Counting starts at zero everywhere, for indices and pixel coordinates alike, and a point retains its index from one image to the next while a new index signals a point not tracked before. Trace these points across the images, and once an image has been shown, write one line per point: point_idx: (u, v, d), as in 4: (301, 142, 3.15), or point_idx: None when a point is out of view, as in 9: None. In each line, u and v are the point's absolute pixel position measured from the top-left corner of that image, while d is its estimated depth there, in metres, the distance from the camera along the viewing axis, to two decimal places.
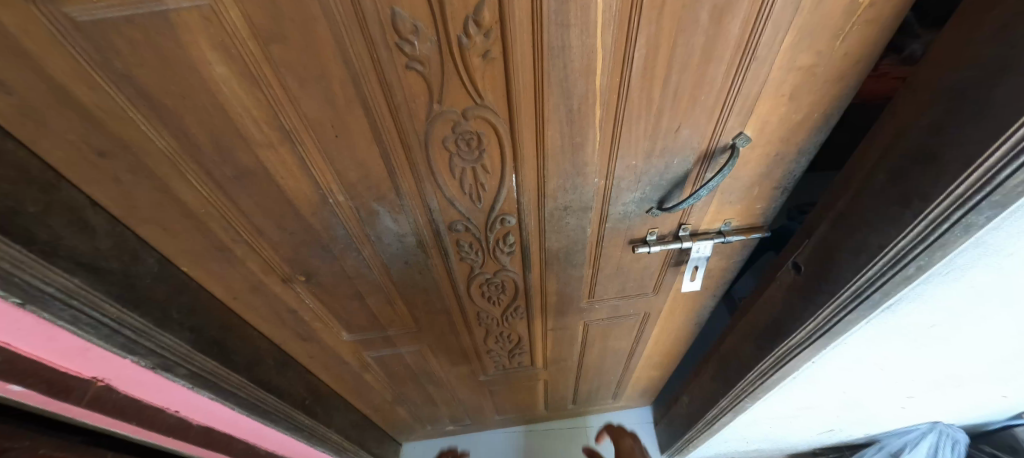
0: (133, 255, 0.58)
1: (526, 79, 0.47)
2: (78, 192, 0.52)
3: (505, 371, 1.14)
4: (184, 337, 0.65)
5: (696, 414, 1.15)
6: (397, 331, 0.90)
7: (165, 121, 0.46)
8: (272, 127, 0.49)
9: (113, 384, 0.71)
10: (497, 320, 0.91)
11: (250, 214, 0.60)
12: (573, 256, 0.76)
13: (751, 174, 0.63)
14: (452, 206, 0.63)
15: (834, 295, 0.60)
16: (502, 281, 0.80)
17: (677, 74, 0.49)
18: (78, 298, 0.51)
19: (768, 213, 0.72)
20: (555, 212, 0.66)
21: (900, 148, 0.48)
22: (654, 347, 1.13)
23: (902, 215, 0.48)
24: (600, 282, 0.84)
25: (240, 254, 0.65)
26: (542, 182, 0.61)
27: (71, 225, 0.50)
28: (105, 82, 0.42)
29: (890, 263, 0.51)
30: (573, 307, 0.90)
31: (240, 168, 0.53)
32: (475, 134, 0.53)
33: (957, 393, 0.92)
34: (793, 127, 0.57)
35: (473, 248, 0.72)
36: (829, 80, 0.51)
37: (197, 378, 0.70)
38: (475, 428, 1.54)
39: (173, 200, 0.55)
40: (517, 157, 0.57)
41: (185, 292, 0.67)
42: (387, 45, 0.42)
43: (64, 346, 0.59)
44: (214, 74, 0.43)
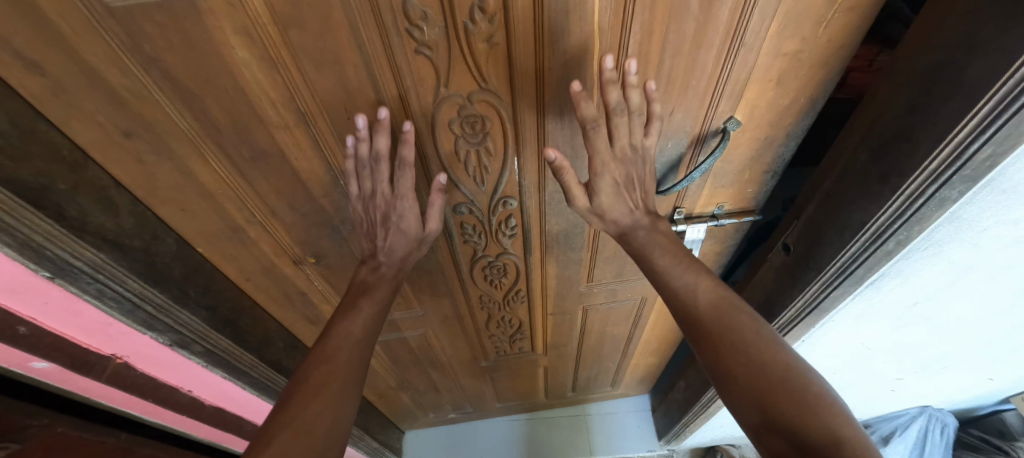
0: (153, 234, 0.61)
1: (527, 63, 0.50)
2: (103, 172, 0.54)
3: (506, 356, 1.17)
4: (200, 315, 0.68)
5: (693, 399, 1.18)
6: (401, 314, 0.93)
7: (187, 102, 0.49)
8: (288, 109, 0.52)
9: (132, 362, 0.73)
10: (499, 303, 0.94)
11: (265, 195, 0.63)
12: (572, 239, 0.79)
13: (741, 159, 0.66)
14: (457, 188, 0.66)
15: (821, 272, 0.63)
16: (504, 264, 0.83)
17: (670, 59, 0.52)
18: (104, 273, 0.54)
19: (759, 197, 0.75)
20: (555, 195, 0.69)
21: (879, 130, 0.51)
22: (652, 333, 1.16)
23: (881, 192, 0.51)
24: (599, 266, 0.87)
25: (254, 235, 0.68)
26: (543, 165, 0.64)
27: (97, 203, 0.53)
28: (134, 65, 0.45)
29: (871, 239, 0.54)
30: (572, 292, 0.93)
31: (256, 150, 0.56)
32: (479, 117, 0.56)
33: (944, 375, 0.95)
34: (781, 112, 0.60)
35: (476, 231, 0.74)
36: (814, 65, 0.54)
37: (212, 355, 0.73)
38: (476, 416, 1.58)
39: (192, 181, 0.58)
40: (519, 140, 0.60)
41: (200, 272, 0.69)
42: (398, 31, 0.45)
43: (87, 322, 0.62)
44: (236, 58, 0.45)
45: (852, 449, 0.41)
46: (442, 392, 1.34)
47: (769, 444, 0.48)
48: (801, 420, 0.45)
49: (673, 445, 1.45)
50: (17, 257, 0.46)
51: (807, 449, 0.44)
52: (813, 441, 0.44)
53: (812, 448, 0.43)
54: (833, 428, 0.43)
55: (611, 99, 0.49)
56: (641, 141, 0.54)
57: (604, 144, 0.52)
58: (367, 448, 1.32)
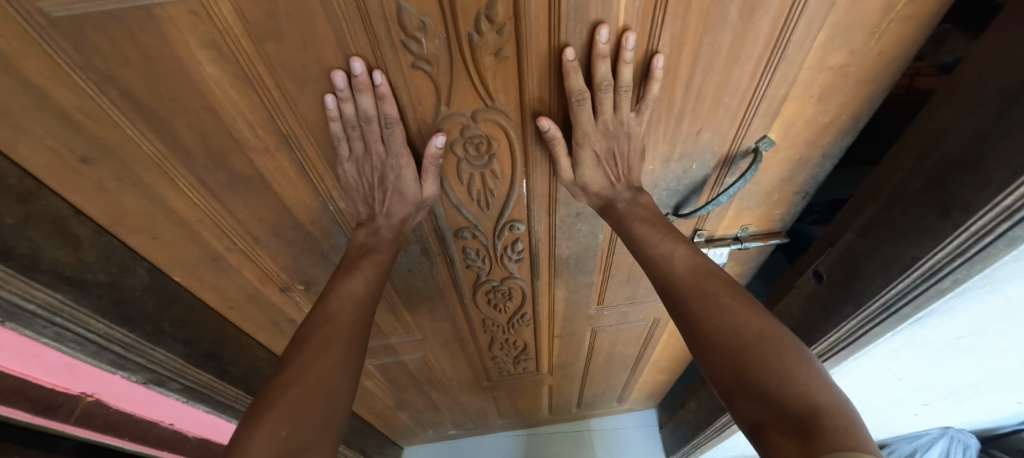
0: (122, 266, 0.55)
1: (538, 79, 0.44)
2: (60, 200, 0.48)
3: (510, 377, 1.12)
4: (177, 350, 0.62)
5: (705, 422, 1.12)
6: (399, 339, 0.87)
7: (153, 125, 0.43)
8: (268, 132, 0.46)
9: (104, 400, 0.68)
10: (503, 327, 0.88)
11: (247, 222, 0.56)
12: (583, 263, 0.73)
13: (771, 180, 0.61)
14: (459, 212, 0.60)
15: (861, 308, 0.57)
16: (509, 288, 0.77)
17: (700, 74, 0.46)
18: (62, 315, 0.49)
19: (787, 219, 0.70)
20: (566, 219, 0.63)
21: (939, 154, 0.44)
22: (663, 352, 1.11)
23: (941, 226, 0.45)
24: (610, 289, 0.81)
25: (235, 262, 0.62)
26: (553, 187, 0.58)
27: (53, 236, 0.47)
28: (86, 84, 0.39)
29: (924, 276, 0.48)
30: (581, 314, 0.88)
31: (234, 174, 0.50)
32: (484, 137, 0.50)
33: (972, 399, 0.89)
34: (818, 131, 0.54)
35: (479, 256, 0.68)
36: (858, 82, 0.48)
37: (191, 391, 0.68)
38: (477, 431, 1.52)
39: (164, 208, 0.52)
40: (528, 161, 0.54)
41: (178, 303, 0.63)
42: (392, 43, 0.39)
43: (50, 364, 0.56)
44: (205, 75, 0.39)
45: (831, 415, 0.38)
46: (442, 411, 1.28)
47: (744, 411, 0.44)
48: (777, 384, 0.41)
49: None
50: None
51: (786, 416, 0.40)
52: (792, 407, 0.39)
53: (787, 414, 0.40)
54: (807, 393, 0.40)
55: (599, 74, 0.43)
56: (628, 116, 0.48)
57: (586, 121, 0.47)
58: None
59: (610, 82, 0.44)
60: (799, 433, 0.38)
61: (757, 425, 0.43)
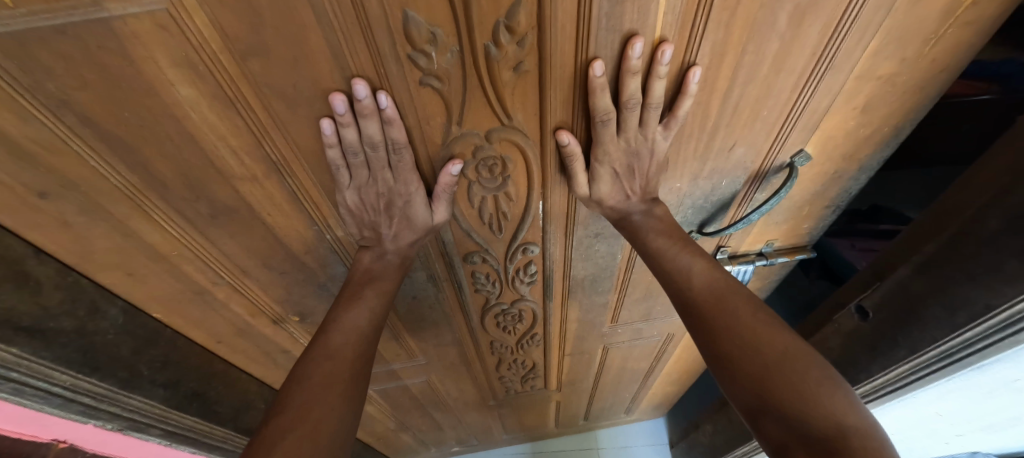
0: (91, 307, 0.49)
1: (562, 94, 0.39)
2: (16, 239, 0.41)
3: (516, 394, 1.07)
4: (157, 395, 0.56)
5: (723, 447, 1.08)
6: (402, 364, 0.82)
7: (121, 156, 0.37)
8: (255, 158, 0.40)
9: (80, 444, 0.59)
10: (512, 348, 0.84)
11: (234, 256, 0.50)
12: (599, 283, 0.68)
13: (802, 194, 0.58)
14: (469, 237, 0.55)
15: (916, 353, 0.54)
16: (520, 311, 0.73)
17: (740, 87, 0.41)
18: (19, 370, 0.43)
19: (813, 232, 0.67)
20: (584, 239, 0.59)
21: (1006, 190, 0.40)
22: (675, 365, 1.08)
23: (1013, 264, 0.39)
24: (625, 307, 0.77)
25: (223, 297, 0.56)
26: (572, 207, 0.53)
27: (6, 281, 0.40)
28: (41, 112, 0.32)
29: (997, 324, 0.43)
30: (594, 333, 0.83)
31: (217, 206, 0.44)
32: (499, 159, 0.45)
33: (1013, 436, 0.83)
34: (857, 143, 0.51)
35: (489, 279, 0.64)
36: (904, 91, 0.44)
37: (174, 435, 0.62)
38: (482, 447, 1.47)
39: (139, 245, 0.45)
40: (546, 181, 0.49)
41: (156, 343, 0.57)
42: (397, 58, 0.34)
43: (13, 411, 0.49)
44: (179, 97, 0.33)
45: (858, 439, 0.35)
46: (446, 429, 1.23)
47: (764, 433, 0.41)
48: (798, 404, 0.39)
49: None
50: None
51: (810, 441, 0.37)
52: (818, 430, 0.37)
53: (811, 436, 0.37)
54: (834, 414, 0.37)
55: (627, 91, 0.38)
56: (654, 131, 0.43)
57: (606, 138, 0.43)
58: None
59: (638, 98, 0.39)
60: (825, 456, 0.36)
61: (775, 451, 0.40)
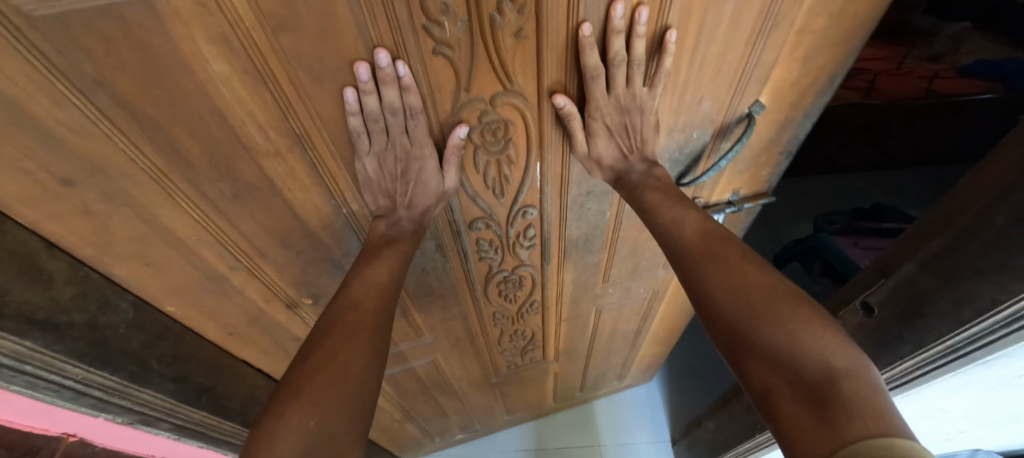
0: (102, 300, 0.49)
1: (558, 57, 0.44)
2: (29, 233, 0.42)
3: (517, 369, 1.11)
4: (167, 389, 0.57)
5: (724, 445, 1.09)
6: (409, 345, 0.84)
7: (148, 134, 0.38)
8: (280, 132, 0.42)
9: (88, 438, 0.61)
10: (512, 318, 0.87)
11: (253, 236, 0.52)
12: (591, 243, 0.74)
13: (758, 142, 0.64)
14: (475, 203, 0.59)
15: (920, 349, 0.53)
16: (520, 277, 0.76)
17: (704, 44, 0.46)
18: (32, 363, 0.43)
19: (771, 178, 0.75)
20: (577, 199, 0.64)
21: (1003, 165, 0.42)
22: (661, 323, 1.15)
23: (1000, 233, 0.41)
24: (615, 266, 0.82)
25: (239, 282, 0.58)
26: (565, 168, 0.58)
27: (22, 275, 0.41)
28: (72, 95, 0.32)
29: (1000, 322, 0.44)
30: (587, 294, 0.88)
31: (240, 184, 0.46)
32: (502, 122, 0.49)
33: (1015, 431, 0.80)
34: (800, 92, 0.57)
35: (492, 246, 0.67)
36: (836, 42, 0.51)
37: (184, 429, 0.63)
38: (486, 431, 1.48)
39: (158, 232, 0.47)
40: (543, 141, 0.53)
41: (166, 337, 0.57)
42: (413, 29, 0.37)
43: (26, 408, 0.50)
44: (211, 73, 0.35)
45: (848, 380, 0.37)
46: (450, 415, 1.25)
47: (751, 380, 0.44)
48: (788, 346, 0.41)
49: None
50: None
51: (797, 381, 0.39)
52: (804, 371, 0.39)
53: (799, 377, 0.39)
54: (824, 357, 0.39)
55: (613, 49, 0.44)
56: (640, 90, 0.49)
57: (599, 96, 0.48)
58: None
59: (623, 56, 0.45)
60: (811, 395, 0.38)
61: (762, 395, 0.42)
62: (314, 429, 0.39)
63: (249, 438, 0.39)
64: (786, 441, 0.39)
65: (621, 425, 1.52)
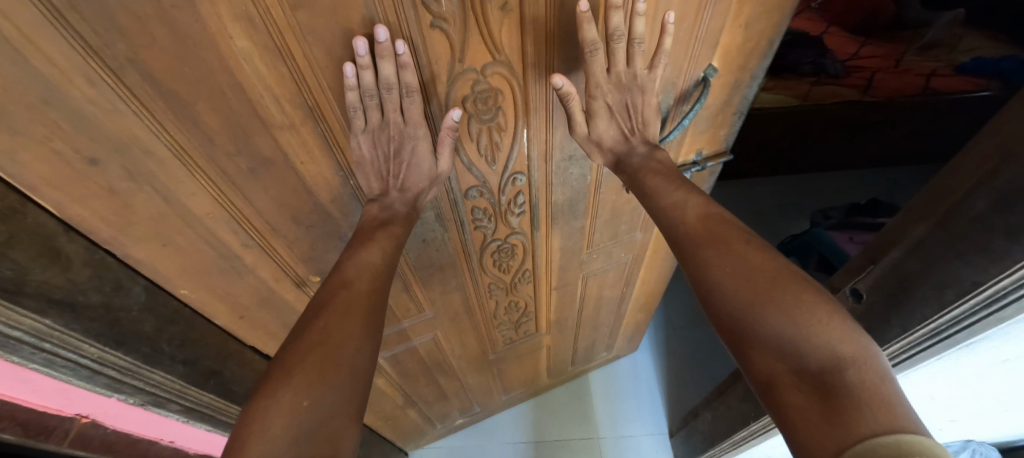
0: (117, 284, 0.51)
1: (536, 28, 0.49)
2: (48, 215, 0.43)
3: (513, 345, 1.16)
4: (177, 372, 0.58)
5: (720, 434, 1.11)
6: (411, 322, 0.87)
7: (174, 112, 0.39)
8: (295, 105, 0.45)
9: (99, 420, 0.63)
10: (506, 289, 0.92)
11: (267, 213, 0.54)
12: (576, 207, 0.80)
13: (715, 104, 0.74)
14: (469, 171, 0.63)
15: (906, 333, 0.55)
16: (512, 245, 0.81)
17: (661, 11, 0.55)
18: (52, 341, 0.45)
19: (728, 139, 0.85)
20: (560, 164, 0.70)
21: (987, 149, 0.44)
22: (640, 288, 1.24)
23: (983, 218, 0.43)
24: (597, 229, 0.89)
25: (251, 260, 0.59)
26: (550, 135, 0.64)
27: (41, 257, 0.43)
28: (105, 74, 0.34)
29: (982, 302, 0.46)
30: (574, 260, 0.94)
31: (257, 158, 0.48)
32: (492, 91, 0.54)
33: (1003, 419, 0.81)
34: (745, 55, 0.67)
35: (486, 214, 0.72)
36: (768, 9, 0.60)
37: (192, 412, 0.65)
38: (485, 414, 1.52)
39: (179, 212, 0.47)
40: (528, 109, 0.59)
41: (176, 321, 0.59)
42: (413, 5, 0.42)
43: (42, 388, 0.53)
44: (235, 50, 0.38)
45: (856, 371, 0.38)
46: (450, 399, 1.28)
47: (755, 369, 0.45)
48: (794, 335, 0.42)
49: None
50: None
51: (802, 370, 0.41)
52: (810, 359, 0.41)
53: (807, 367, 0.41)
54: (832, 345, 0.40)
55: (613, 24, 0.52)
56: (643, 73, 0.58)
57: (601, 70, 0.56)
58: None
59: (621, 31, 0.53)
60: (820, 387, 0.39)
61: (766, 384, 0.43)
62: (308, 408, 0.41)
63: (244, 407, 0.41)
64: (790, 429, 0.41)
65: (619, 418, 1.54)
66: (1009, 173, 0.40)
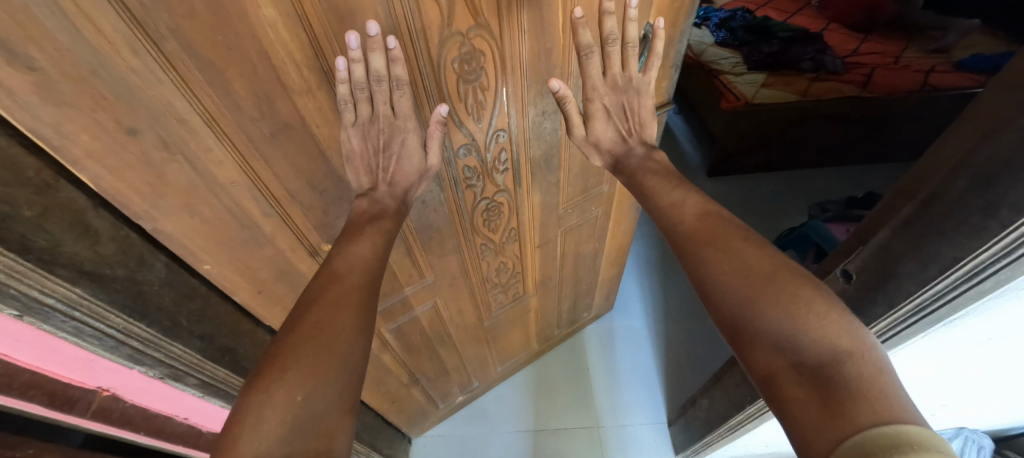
0: (140, 259, 0.52)
1: None
2: (77, 192, 0.45)
3: (506, 309, 1.24)
4: (194, 346, 0.61)
5: (718, 419, 1.14)
6: (414, 289, 0.91)
7: (207, 80, 0.43)
8: (312, 69, 0.50)
9: (119, 394, 0.66)
10: (496, 249, 1.00)
11: (285, 179, 0.58)
12: (550, 161, 0.90)
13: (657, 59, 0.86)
14: (460, 130, 0.70)
15: (892, 308, 0.57)
16: (498, 203, 0.89)
17: None
18: (81, 310, 0.47)
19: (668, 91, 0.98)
20: (534, 119, 0.80)
21: (966, 130, 0.46)
22: (612, 240, 1.38)
23: (962, 196, 0.45)
24: (570, 183, 1.00)
25: (269, 230, 0.62)
26: (524, 91, 0.73)
27: (71, 230, 0.44)
28: (147, 43, 0.38)
29: (963, 277, 0.48)
30: (551, 216, 1.05)
31: (277, 122, 0.51)
32: (475, 52, 0.62)
33: (995, 406, 0.82)
34: (675, 13, 0.80)
35: (475, 174, 0.79)
36: None
37: (207, 387, 0.68)
38: (482, 389, 1.57)
39: (207, 181, 0.50)
40: (504, 67, 0.67)
41: (194, 298, 0.61)
42: None
43: (67, 358, 0.55)
44: (262, 18, 0.42)
45: (853, 364, 0.41)
46: (450, 374, 1.32)
47: (755, 365, 0.47)
48: (794, 330, 0.44)
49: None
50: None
51: (799, 365, 0.43)
52: (807, 354, 0.43)
53: (804, 361, 0.43)
54: (829, 339, 0.43)
55: (608, 28, 0.66)
56: (635, 75, 0.73)
57: (598, 71, 0.70)
58: None
59: (617, 36, 0.68)
60: (817, 381, 0.42)
61: (767, 379, 0.46)
62: (302, 403, 0.42)
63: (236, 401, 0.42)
64: (788, 421, 0.43)
65: (619, 407, 1.56)
66: (988, 151, 0.42)
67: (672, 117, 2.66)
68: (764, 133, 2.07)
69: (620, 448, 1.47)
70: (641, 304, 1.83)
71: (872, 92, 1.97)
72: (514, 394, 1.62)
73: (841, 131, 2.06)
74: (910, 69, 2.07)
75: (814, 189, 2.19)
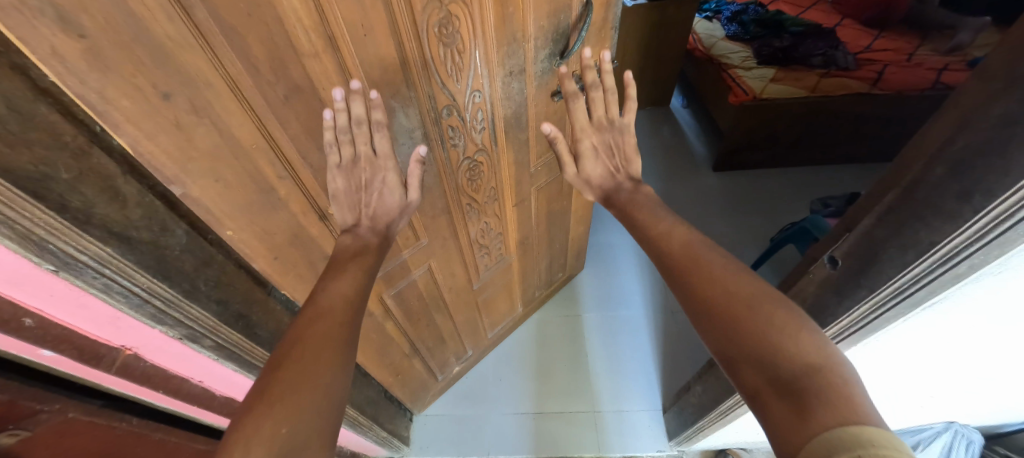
0: (163, 225, 0.55)
1: None
2: (108, 159, 0.47)
3: (492, 271, 1.30)
4: (211, 309, 0.65)
5: (710, 404, 1.16)
6: (410, 252, 0.95)
7: (227, 47, 0.46)
8: (320, 36, 0.53)
9: (140, 354, 0.70)
10: (480, 210, 1.06)
11: (296, 140, 0.61)
12: (520, 119, 0.97)
13: (601, 18, 0.94)
14: (444, 90, 0.75)
15: (873, 292, 0.59)
16: (477, 163, 0.94)
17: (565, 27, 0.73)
18: (111, 268, 0.49)
19: (613, 47, 1.07)
20: (504, 79, 0.85)
21: (944, 125, 0.49)
22: (577, 199, 1.44)
23: (941, 183, 0.48)
24: (538, 140, 1.07)
25: (284, 194, 0.65)
26: (492, 52, 0.78)
27: (104, 193, 0.47)
28: (178, 9, 0.41)
29: (938, 261, 0.50)
30: (525, 176, 1.12)
31: (290, 86, 0.55)
32: (452, 17, 0.67)
33: (982, 396, 0.84)
34: None
35: (459, 132, 0.84)
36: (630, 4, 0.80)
37: (222, 349, 0.71)
38: (474, 359, 1.64)
39: (230, 142, 0.53)
40: (476, 30, 0.73)
41: (211, 264, 0.65)
42: None
43: (96, 315, 0.58)
44: None
45: (822, 376, 0.44)
46: (448, 342, 1.38)
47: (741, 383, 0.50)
48: (768, 348, 0.47)
49: (684, 446, 1.41)
50: (17, 250, 0.41)
51: (777, 381, 0.46)
52: (783, 370, 0.46)
53: (781, 377, 0.46)
54: (800, 355, 0.46)
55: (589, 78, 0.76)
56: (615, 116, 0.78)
57: (583, 114, 0.78)
58: (377, 437, 1.27)
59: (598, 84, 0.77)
60: (793, 396, 0.44)
61: (753, 394, 0.48)
62: (285, 437, 0.44)
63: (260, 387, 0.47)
64: (775, 437, 0.45)
65: (617, 394, 1.59)
66: (965, 138, 0.44)
67: (681, 110, 2.66)
68: (771, 129, 2.07)
69: (619, 433, 1.50)
70: (640, 294, 1.86)
71: (881, 90, 1.96)
72: (513, 378, 1.66)
73: (848, 128, 2.05)
74: (923, 66, 2.06)
75: (819, 185, 2.18)
